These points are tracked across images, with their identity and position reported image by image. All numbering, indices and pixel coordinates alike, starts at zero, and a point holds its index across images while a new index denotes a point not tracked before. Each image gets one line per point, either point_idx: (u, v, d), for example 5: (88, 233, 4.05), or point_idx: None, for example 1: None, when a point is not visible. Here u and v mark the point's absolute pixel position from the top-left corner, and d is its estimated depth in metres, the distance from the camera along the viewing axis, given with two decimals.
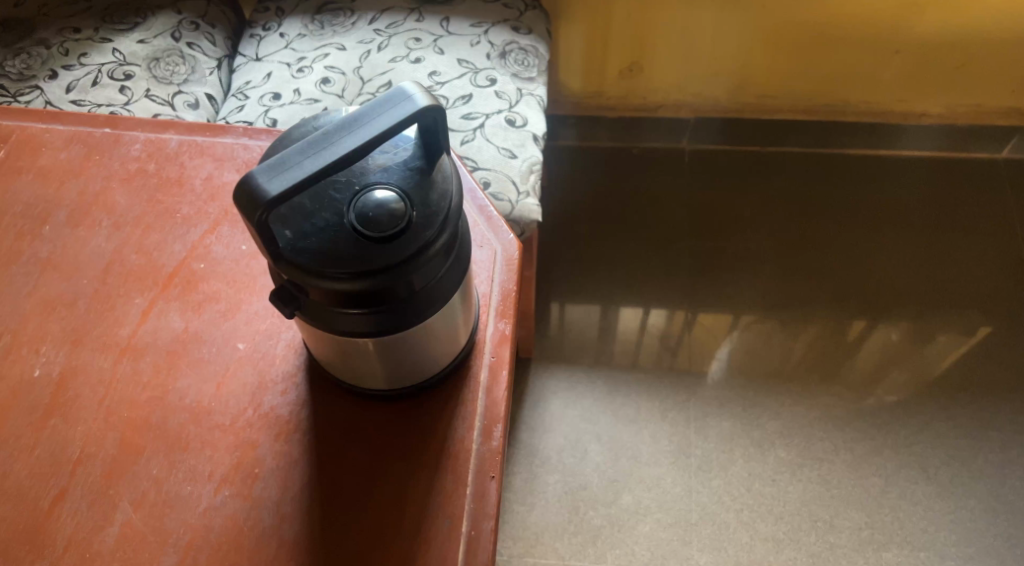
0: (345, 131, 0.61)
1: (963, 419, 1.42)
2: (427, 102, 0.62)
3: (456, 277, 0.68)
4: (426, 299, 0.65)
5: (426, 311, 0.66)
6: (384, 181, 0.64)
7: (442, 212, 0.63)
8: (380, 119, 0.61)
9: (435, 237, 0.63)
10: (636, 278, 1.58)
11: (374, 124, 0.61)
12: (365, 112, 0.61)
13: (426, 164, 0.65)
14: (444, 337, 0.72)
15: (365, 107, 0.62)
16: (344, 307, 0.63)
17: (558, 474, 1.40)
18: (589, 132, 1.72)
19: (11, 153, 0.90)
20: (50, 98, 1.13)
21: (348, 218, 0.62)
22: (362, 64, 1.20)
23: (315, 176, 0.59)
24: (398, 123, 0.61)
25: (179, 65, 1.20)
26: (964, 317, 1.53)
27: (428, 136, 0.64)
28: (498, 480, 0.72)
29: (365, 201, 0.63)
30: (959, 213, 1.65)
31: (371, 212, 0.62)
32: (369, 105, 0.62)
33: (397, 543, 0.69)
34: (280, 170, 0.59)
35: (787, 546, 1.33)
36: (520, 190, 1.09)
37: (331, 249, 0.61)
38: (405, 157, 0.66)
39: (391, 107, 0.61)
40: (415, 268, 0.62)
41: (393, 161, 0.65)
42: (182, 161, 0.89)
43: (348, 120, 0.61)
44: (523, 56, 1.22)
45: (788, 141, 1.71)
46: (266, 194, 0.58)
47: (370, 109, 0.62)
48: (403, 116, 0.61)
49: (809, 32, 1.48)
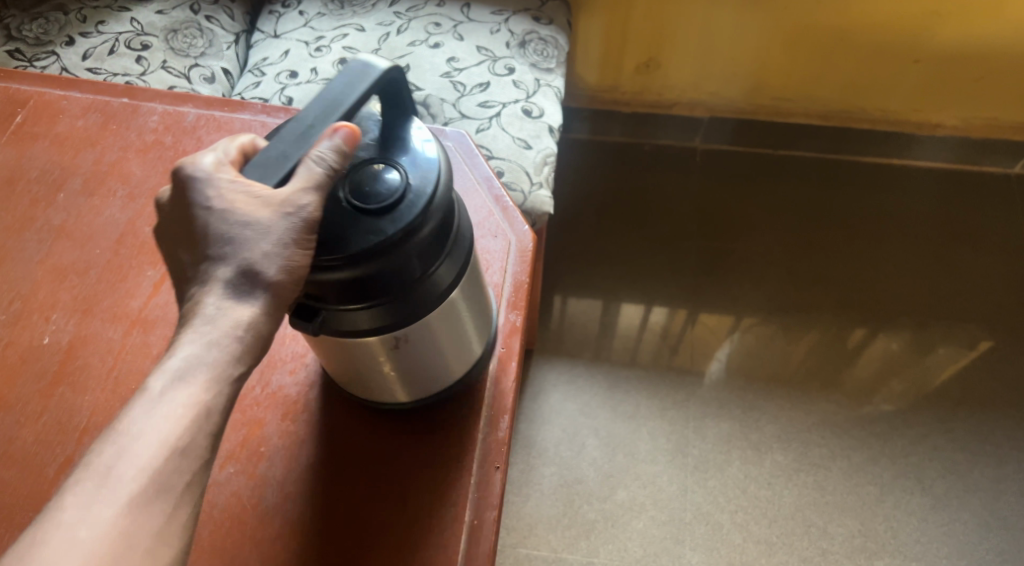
0: (312, 110, 0.61)
1: (962, 433, 1.42)
2: (388, 64, 0.62)
3: (461, 258, 0.66)
4: (434, 272, 0.64)
5: (438, 286, 0.65)
6: (367, 157, 0.62)
7: (433, 177, 0.61)
8: (344, 91, 0.62)
9: (430, 203, 0.61)
10: (642, 275, 1.58)
11: (340, 99, 0.61)
12: (327, 91, 0.62)
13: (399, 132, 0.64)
14: (457, 345, 0.71)
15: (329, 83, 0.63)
16: (356, 294, 0.61)
17: (554, 466, 1.40)
18: (602, 126, 1.72)
19: (28, 117, 0.90)
20: (66, 65, 1.12)
21: (336, 199, 0.60)
22: (380, 47, 1.19)
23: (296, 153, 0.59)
24: (363, 91, 0.61)
25: (196, 38, 1.19)
26: (967, 330, 1.53)
27: (390, 99, 0.64)
28: (504, 471, 0.72)
29: (358, 177, 0.61)
30: (968, 225, 1.65)
31: (367, 186, 0.60)
32: (331, 84, 0.63)
33: (399, 529, 0.69)
34: (267, 163, 0.60)
35: (778, 549, 1.34)
36: (533, 181, 1.09)
37: (324, 235, 0.59)
38: (377, 131, 0.64)
39: (353, 78, 0.62)
40: (415, 240, 0.60)
41: (367, 138, 0.64)
42: (199, 135, 0.88)
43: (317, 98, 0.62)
44: (543, 46, 1.22)
45: (800, 145, 1.71)
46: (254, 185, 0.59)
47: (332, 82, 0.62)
48: (366, 84, 0.61)
49: (831, 35, 1.48)
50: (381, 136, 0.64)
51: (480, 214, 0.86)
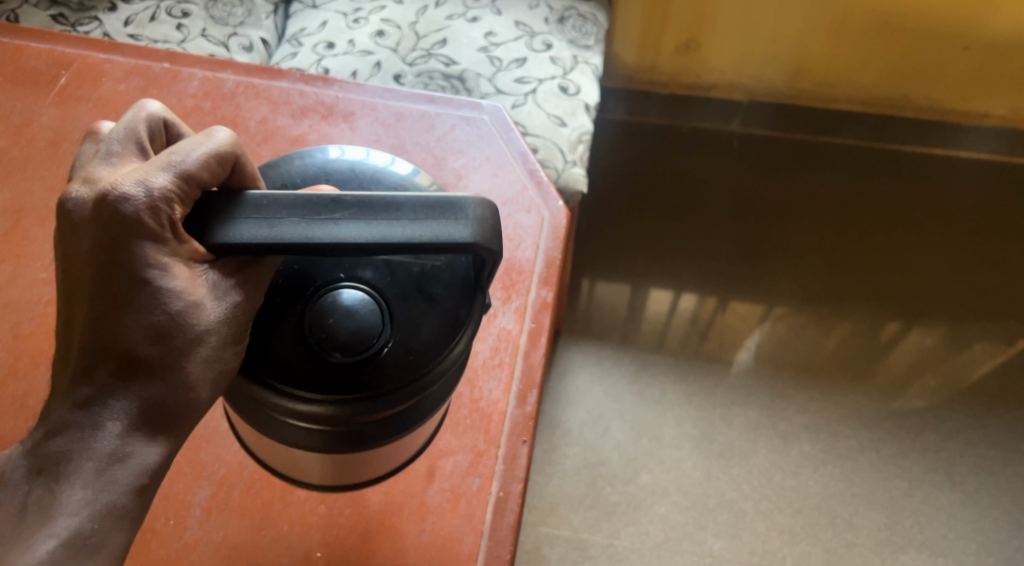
0: (364, 216, 0.52)
1: (995, 430, 1.40)
2: (483, 241, 0.52)
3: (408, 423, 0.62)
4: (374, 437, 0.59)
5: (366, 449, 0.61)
6: (375, 283, 0.57)
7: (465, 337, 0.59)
8: (400, 243, 0.51)
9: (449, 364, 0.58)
10: (673, 257, 1.57)
11: (395, 226, 0.52)
12: (406, 204, 0.52)
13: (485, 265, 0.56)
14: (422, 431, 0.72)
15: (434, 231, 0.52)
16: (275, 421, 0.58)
17: (578, 448, 1.39)
18: (637, 107, 1.72)
19: (73, 81, 0.94)
20: (108, 31, 1.13)
21: (309, 321, 0.56)
22: (418, 20, 1.18)
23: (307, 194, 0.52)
24: (432, 238, 0.51)
25: (235, 7, 1.19)
26: (1004, 327, 1.50)
27: (262, 168, 0.63)
28: (529, 444, 0.78)
29: (337, 302, 0.56)
30: (1011, 220, 1.62)
31: (336, 320, 0.55)
32: (424, 199, 0.52)
33: (428, 495, 0.75)
34: (260, 208, 0.52)
35: (802, 539, 1.32)
36: (567, 159, 1.08)
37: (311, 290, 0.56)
38: (426, 268, 0.58)
39: (438, 216, 0.52)
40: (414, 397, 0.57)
41: (410, 265, 0.58)
42: (238, 102, 0.94)
43: (367, 204, 0.52)
44: (582, 23, 1.21)
45: (840, 132, 1.69)
46: (206, 209, 0.54)
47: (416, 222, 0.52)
48: (439, 238, 0.51)
49: (876, 20, 1.49)
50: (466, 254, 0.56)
51: (515, 190, 0.90)
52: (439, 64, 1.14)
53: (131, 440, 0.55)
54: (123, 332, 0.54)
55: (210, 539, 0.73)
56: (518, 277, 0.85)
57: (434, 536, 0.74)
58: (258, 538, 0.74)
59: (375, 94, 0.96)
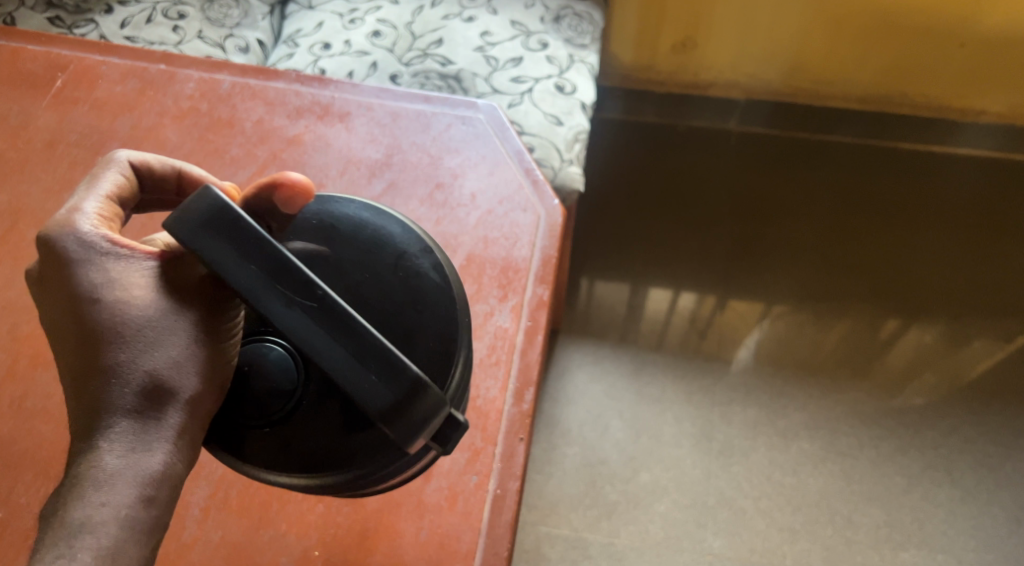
0: (318, 323, 0.55)
1: (993, 426, 1.40)
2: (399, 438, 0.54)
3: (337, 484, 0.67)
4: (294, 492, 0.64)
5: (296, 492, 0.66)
6: None
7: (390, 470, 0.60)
8: (331, 367, 0.55)
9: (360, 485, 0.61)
10: (672, 256, 1.57)
11: (339, 355, 0.55)
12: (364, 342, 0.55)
13: (418, 421, 0.54)
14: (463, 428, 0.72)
15: (363, 367, 0.54)
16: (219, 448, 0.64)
17: (577, 447, 1.39)
18: (635, 106, 1.72)
19: (69, 83, 0.95)
20: (104, 33, 1.13)
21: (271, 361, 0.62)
22: (414, 20, 1.19)
23: (285, 263, 0.55)
24: (358, 387, 0.54)
25: (232, 8, 1.19)
26: (1002, 324, 1.50)
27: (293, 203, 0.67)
28: (527, 442, 0.78)
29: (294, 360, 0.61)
30: (1009, 216, 1.62)
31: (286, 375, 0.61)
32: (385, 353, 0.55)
33: (426, 494, 0.75)
34: (240, 242, 0.56)
35: (802, 537, 1.32)
36: (564, 157, 1.07)
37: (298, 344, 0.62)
38: None
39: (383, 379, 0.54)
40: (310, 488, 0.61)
41: None
42: (234, 102, 0.94)
43: (328, 316, 0.55)
44: (578, 22, 1.21)
45: (837, 130, 1.70)
46: (213, 207, 0.56)
47: (355, 349, 0.55)
48: (366, 394, 0.54)
49: (871, 18, 1.49)
50: (399, 393, 0.54)
51: (511, 188, 0.90)
52: (435, 64, 1.14)
53: (128, 455, 0.60)
54: (101, 357, 0.61)
55: (208, 539, 0.74)
56: (515, 275, 0.85)
57: (432, 534, 0.74)
58: (256, 537, 0.74)
59: (370, 94, 0.96)
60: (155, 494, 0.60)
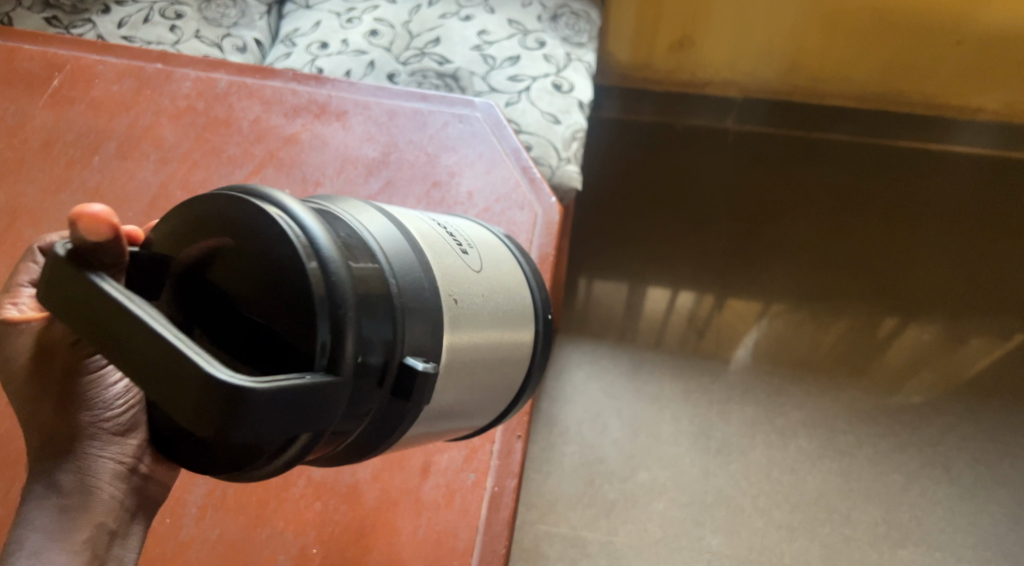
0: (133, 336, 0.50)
1: (990, 423, 1.40)
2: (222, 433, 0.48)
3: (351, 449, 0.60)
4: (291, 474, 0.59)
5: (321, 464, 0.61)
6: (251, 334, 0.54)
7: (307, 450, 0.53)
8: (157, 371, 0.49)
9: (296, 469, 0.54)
10: (670, 254, 1.58)
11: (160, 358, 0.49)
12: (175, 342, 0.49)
13: (229, 433, 0.48)
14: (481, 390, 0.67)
15: (163, 389, 0.49)
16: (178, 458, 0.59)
17: (576, 445, 1.38)
18: (632, 104, 1.73)
19: (65, 82, 0.95)
20: (101, 32, 1.13)
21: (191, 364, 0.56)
22: (411, 19, 1.19)
23: (88, 282, 0.52)
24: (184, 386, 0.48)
25: (229, 8, 1.19)
26: (1000, 322, 1.50)
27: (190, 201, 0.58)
28: (524, 439, 0.79)
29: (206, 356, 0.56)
30: (1008, 214, 1.62)
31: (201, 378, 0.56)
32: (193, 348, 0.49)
33: (424, 491, 0.76)
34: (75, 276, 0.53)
35: (800, 535, 1.31)
36: (561, 156, 1.07)
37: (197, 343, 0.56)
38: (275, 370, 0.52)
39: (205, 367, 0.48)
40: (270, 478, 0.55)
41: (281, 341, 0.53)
42: (230, 102, 0.94)
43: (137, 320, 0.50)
44: (575, 20, 1.22)
45: (835, 128, 1.70)
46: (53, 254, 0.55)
47: (148, 372, 0.49)
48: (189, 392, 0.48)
49: (870, 14, 1.52)
50: (201, 412, 0.48)
51: (509, 186, 0.90)
52: (432, 62, 1.14)
53: (42, 477, 0.64)
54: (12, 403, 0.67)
55: (206, 537, 0.74)
56: None
57: (430, 532, 0.74)
58: (254, 535, 0.74)
59: (367, 93, 0.97)
60: (69, 500, 0.64)
